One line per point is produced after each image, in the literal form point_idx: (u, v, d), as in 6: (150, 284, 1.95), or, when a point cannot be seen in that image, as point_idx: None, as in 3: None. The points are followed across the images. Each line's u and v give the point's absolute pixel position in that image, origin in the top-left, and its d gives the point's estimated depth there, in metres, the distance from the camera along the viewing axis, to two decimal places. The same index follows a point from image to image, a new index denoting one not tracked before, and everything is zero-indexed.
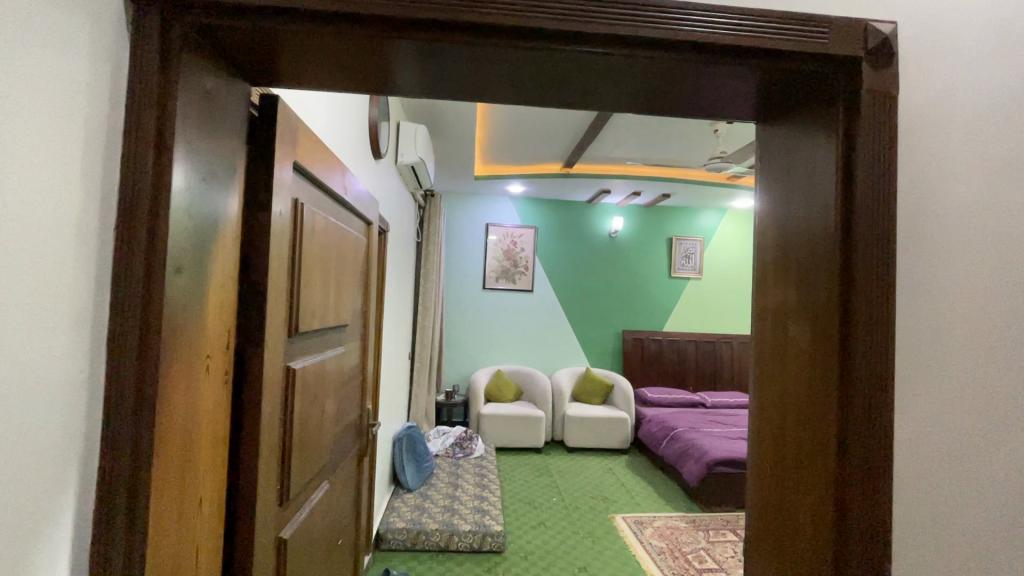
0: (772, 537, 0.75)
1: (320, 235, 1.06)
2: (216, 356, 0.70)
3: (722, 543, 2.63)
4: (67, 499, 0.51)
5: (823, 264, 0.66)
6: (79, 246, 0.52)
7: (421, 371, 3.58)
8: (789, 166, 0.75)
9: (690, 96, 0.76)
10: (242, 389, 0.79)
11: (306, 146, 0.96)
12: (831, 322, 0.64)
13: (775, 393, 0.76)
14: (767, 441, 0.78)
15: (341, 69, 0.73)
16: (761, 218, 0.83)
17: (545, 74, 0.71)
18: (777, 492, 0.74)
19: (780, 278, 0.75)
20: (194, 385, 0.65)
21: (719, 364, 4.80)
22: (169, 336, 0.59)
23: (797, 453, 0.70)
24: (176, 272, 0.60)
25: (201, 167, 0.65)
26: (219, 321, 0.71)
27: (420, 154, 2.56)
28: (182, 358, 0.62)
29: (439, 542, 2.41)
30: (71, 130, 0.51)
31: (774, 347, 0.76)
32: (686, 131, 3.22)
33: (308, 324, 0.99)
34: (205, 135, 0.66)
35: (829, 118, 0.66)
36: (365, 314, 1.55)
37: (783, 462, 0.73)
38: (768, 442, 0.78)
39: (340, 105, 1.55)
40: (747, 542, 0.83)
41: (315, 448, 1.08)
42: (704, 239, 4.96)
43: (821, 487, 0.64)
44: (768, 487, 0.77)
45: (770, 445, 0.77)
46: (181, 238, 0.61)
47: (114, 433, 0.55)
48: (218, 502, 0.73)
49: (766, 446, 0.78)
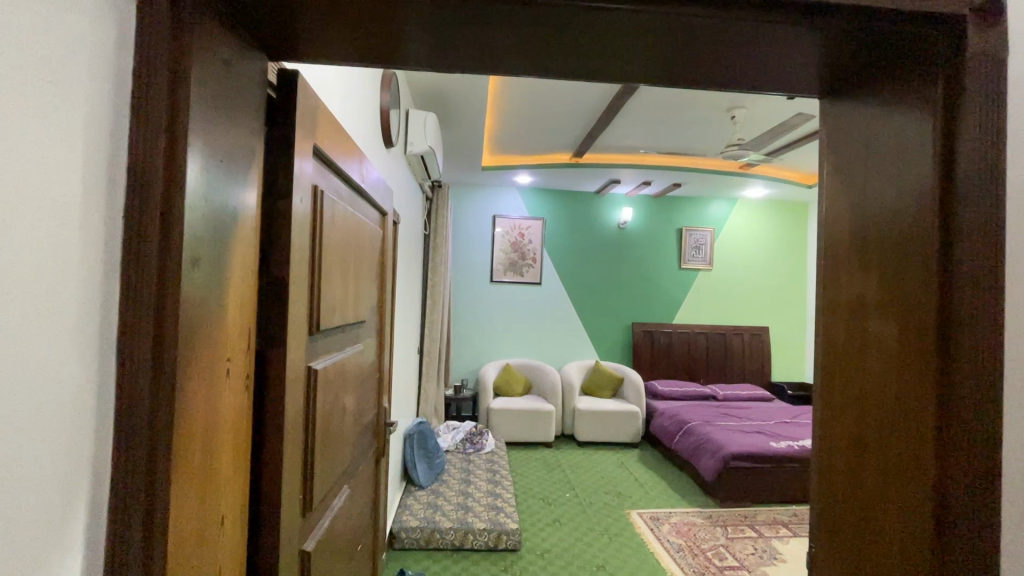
0: (847, 536, 0.69)
1: (340, 226, 1.00)
2: (237, 359, 0.64)
3: (741, 539, 2.58)
4: (77, 524, 0.45)
5: (915, 250, 0.59)
6: (86, 234, 0.45)
7: (430, 365, 3.52)
8: (870, 141, 0.68)
9: (755, 62, 0.68)
10: (262, 393, 0.73)
11: (325, 129, 0.88)
12: (928, 313, 0.57)
13: (851, 387, 0.69)
14: (839, 445, 0.71)
15: (364, 36, 0.65)
16: (828, 203, 0.77)
17: (599, 40, 0.64)
18: (855, 501, 0.68)
19: (857, 263, 0.69)
20: (213, 390, 0.58)
21: (729, 357, 4.75)
22: (187, 338, 0.52)
23: (880, 459, 0.63)
24: (194, 265, 0.53)
25: (217, 148, 0.58)
26: (240, 321, 0.64)
27: (430, 143, 2.47)
28: (199, 364, 0.55)
29: (453, 540, 2.36)
30: (74, 98, 0.44)
31: (848, 342, 0.70)
32: (700, 118, 3.14)
33: (328, 321, 0.93)
34: (222, 111, 0.59)
35: (924, 88, 0.59)
36: (381, 309, 1.48)
37: (863, 469, 0.67)
38: (839, 446, 0.72)
39: (352, 88, 1.47)
40: (814, 541, 0.77)
41: (335, 452, 1.02)
42: (714, 229, 4.87)
43: (916, 496, 0.58)
44: (842, 495, 0.71)
45: (843, 449, 0.71)
46: (197, 227, 0.53)
47: (126, 450, 0.49)
48: (240, 517, 0.67)
49: (837, 452, 0.72)
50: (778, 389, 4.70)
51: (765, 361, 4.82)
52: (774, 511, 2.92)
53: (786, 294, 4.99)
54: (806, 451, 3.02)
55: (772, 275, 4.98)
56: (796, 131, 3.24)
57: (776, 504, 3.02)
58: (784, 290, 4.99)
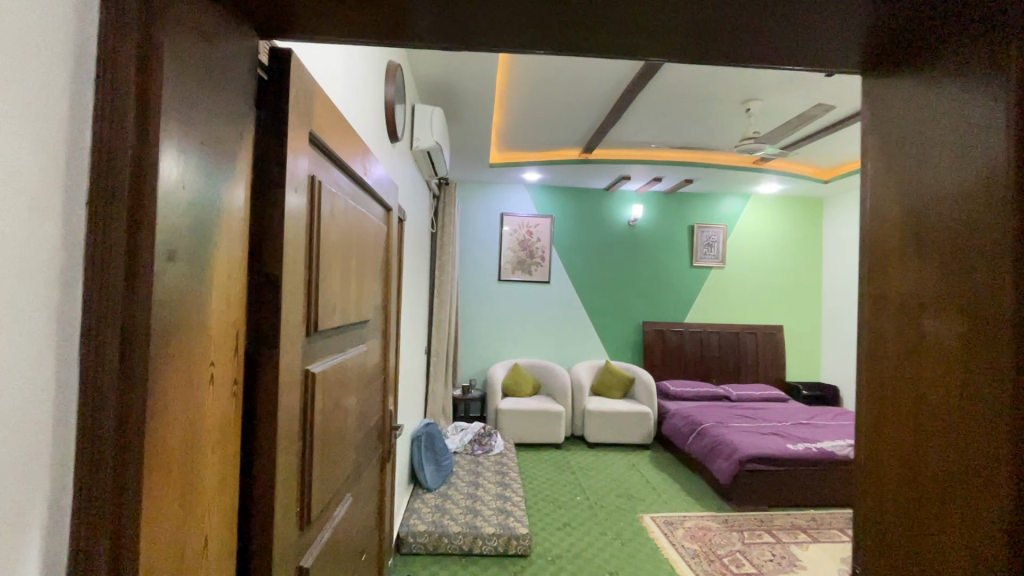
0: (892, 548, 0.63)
1: (340, 220, 0.94)
2: (222, 360, 0.57)
3: (759, 545, 2.50)
4: (27, 556, 0.39)
5: (981, 224, 0.53)
6: (35, 222, 0.39)
7: (438, 366, 3.47)
8: (928, 118, 0.60)
9: (794, 31, 0.61)
10: (253, 397, 0.67)
11: (324, 116, 0.82)
12: (1004, 313, 0.50)
13: (902, 389, 0.63)
14: (868, 410, 0.69)
15: (361, 4, 0.59)
16: (873, 189, 0.70)
17: (618, 8, 0.58)
18: (878, 465, 0.67)
19: (910, 253, 0.62)
20: (195, 399, 0.52)
21: (742, 356, 4.66)
22: (161, 341, 0.46)
23: (911, 429, 0.61)
24: (169, 260, 0.47)
25: (197, 127, 0.51)
26: (226, 320, 0.58)
27: (437, 138, 2.41)
28: (177, 368, 0.49)
29: (462, 545, 2.31)
30: (19, 64, 0.38)
31: (880, 307, 0.67)
32: (713, 110, 3.06)
33: (328, 321, 0.87)
34: (202, 86, 0.52)
35: (1001, 54, 0.51)
36: (386, 308, 1.43)
37: (888, 436, 0.65)
38: (868, 412, 0.70)
39: (356, 78, 1.42)
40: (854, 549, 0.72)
41: (337, 459, 0.97)
42: (726, 226, 4.78)
43: (982, 502, 0.52)
44: (868, 458, 0.69)
45: (872, 415, 0.68)
46: (173, 215, 0.47)
47: (90, 469, 0.42)
48: (226, 538, 0.61)
49: (866, 418, 0.70)
50: (793, 389, 4.60)
51: (779, 360, 4.72)
52: (792, 515, 2.83)
53: (800, 292, 4.89)
54: (824, 453, 2.94)
55: (786, 272, 4.87)
56: (821, 121, 3.15)
57: (794, 508, 2.92)
58: (798, 288, 4.89)
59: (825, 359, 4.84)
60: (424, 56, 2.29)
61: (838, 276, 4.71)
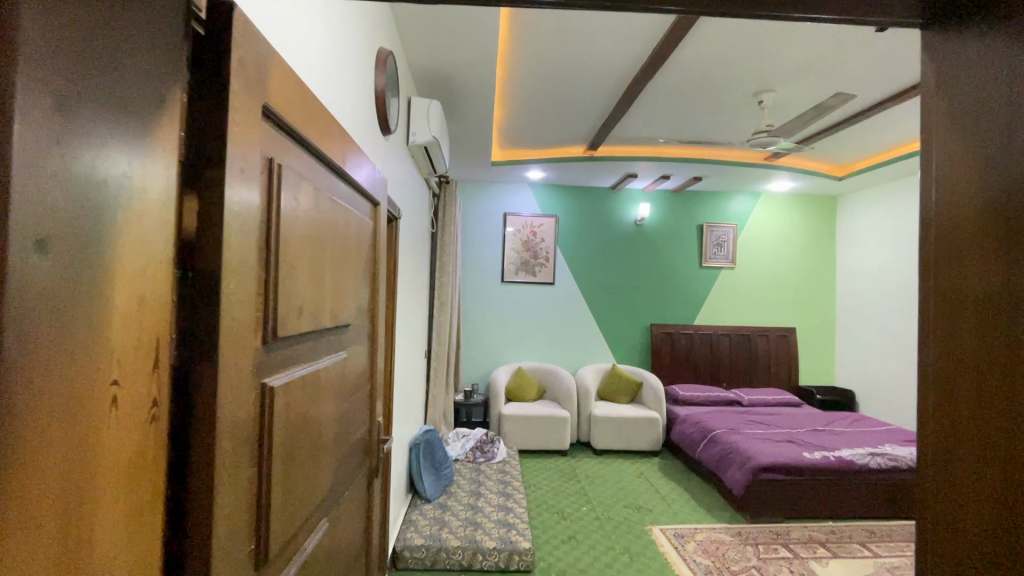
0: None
1: (309, 211, 0.82)
2: (132, 380, 0.46)
3: (775, 560, 2.36)
4: None
5: None
6: None
7: (439, 370, 3.36)
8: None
9: None
10: (185, 423, 0.55)
11: (285, 90, 0.71)
12: None
13: (990, 397, 0.52)
14: (932, 428, 0.60)
15: None
16: (943, 161, 0.58)
17: None
18: (942, 492, 0.58)
19: (1000, 235, 0.51)
20: (86, 427, 0.41)
21: (754, 359, 4.52)
22: (23, 354, 0.35)
23: (993, 467, 0.52)
24: (40, 248, 0.36)
25: (90, 82, 0.40)
26: (138, 330, 0.46)
27: (435, 132, 2.31)
28: (48, 396, 0.37)
29: (461, 560, 2.19)
30: None
31: (949, 311, 0.57)
32: (724, 102, 2.94)
33: (292, 326, 0.75)
34: (99, 31, 0.41)
35: None
36: (373, 309, 1.31)
37: (962, 458, 0.56)
38: (933, 424, 0.60)
39: (340, 62, 1.31)
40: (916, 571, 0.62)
41: (309, 481, 0.85)
42: (736, 225, 4.64)
43: None
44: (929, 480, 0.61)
45: (939, 429, 0.59)
46: (47, 189, 0.37)
47: None
48: None
49: (929, 435, 0.61)
50: (806, 393, 4.45)
51: (792, 363, 4.58)
52: (810, 527, 2.69)
53: (813, 293, 4.74)
54: (843, 462, 2.79)
55: (800, 273, 4.73)
56: (842, 110, 3.03)
57: (811, 520, 2.77)
58: (812, 289, 4.74)
59: (840, 362, 4.69)
60: (420, 45, 2.19)
61: (853, 276, 4.57)
